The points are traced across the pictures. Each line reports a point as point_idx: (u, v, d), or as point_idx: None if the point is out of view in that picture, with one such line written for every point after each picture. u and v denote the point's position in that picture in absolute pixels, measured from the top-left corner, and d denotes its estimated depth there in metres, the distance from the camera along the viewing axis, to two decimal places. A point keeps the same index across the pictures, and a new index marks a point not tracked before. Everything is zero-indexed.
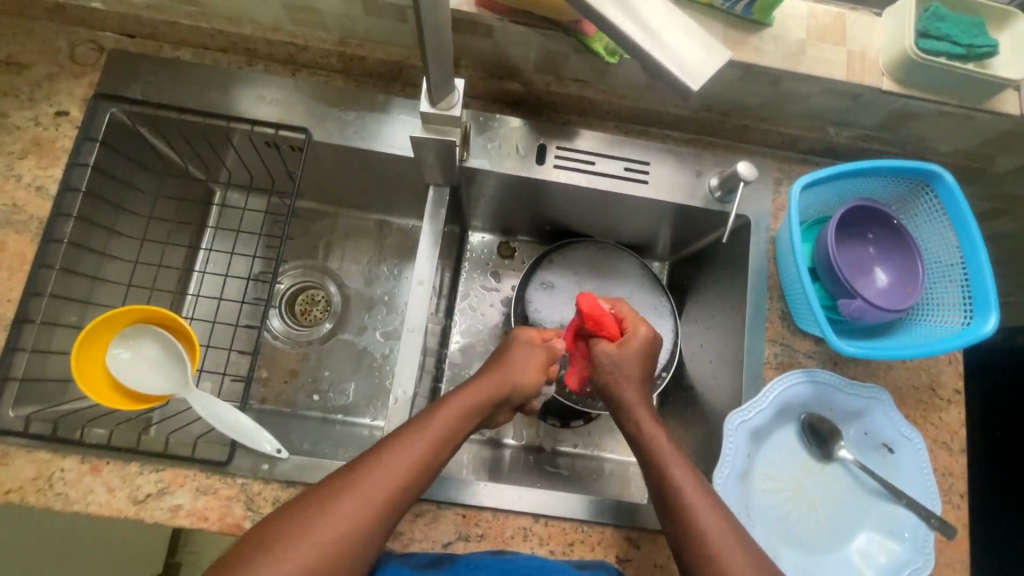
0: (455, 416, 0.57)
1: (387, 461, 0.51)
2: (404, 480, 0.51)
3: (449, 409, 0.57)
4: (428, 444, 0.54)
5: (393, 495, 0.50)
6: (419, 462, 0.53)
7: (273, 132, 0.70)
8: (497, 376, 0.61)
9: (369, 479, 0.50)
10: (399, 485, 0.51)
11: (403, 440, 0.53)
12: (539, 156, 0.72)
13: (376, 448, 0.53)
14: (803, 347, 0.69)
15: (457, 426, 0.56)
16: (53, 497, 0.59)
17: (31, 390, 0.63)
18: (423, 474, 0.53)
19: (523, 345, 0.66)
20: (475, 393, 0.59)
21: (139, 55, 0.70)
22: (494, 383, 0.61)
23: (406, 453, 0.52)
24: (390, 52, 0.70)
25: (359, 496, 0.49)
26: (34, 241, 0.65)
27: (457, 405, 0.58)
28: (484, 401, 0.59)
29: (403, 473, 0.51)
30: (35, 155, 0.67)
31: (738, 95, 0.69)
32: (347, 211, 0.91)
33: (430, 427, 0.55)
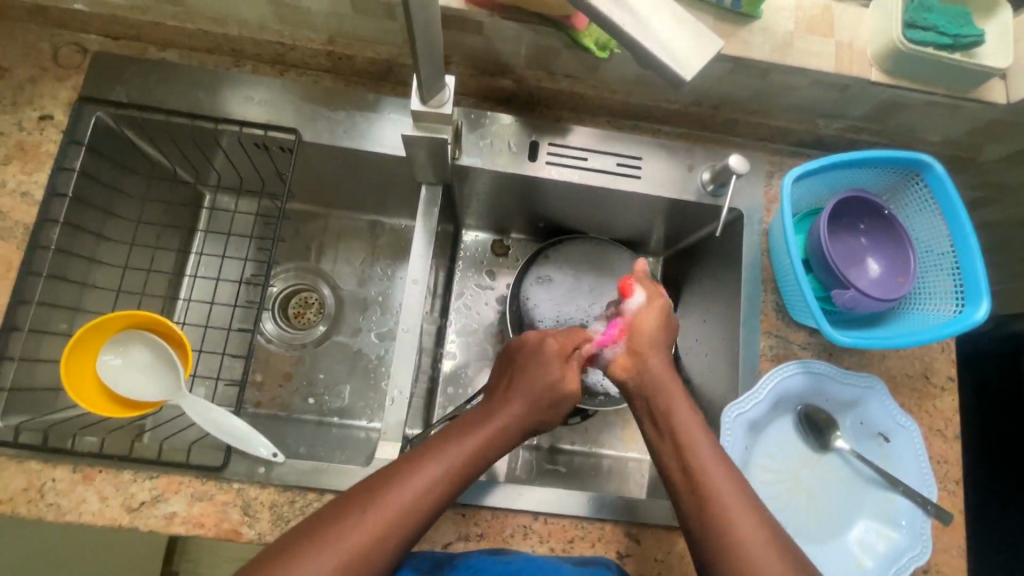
0: (481, 444, 0.55)
1: (401, 490, 0.50)
2: (419, 509, 0.50)
3: (474, 438, 0.55)
4: (446, 474, 0.52)
5: (414, 516, 0.50)
6: (435, 492, 0.51)
7: (262, 133, 0.69)
8: (527, 396, 0.59)
9: (382, 507, 0.49)
10: (414, 515, 0.50)
11: (421, 466, 0.52)
12: (531, 153, 0.72)
13: (391, 473, 0.51)
14: (798, 339, 0.70)
15: (480, 455, 0.55)
16: (45, 508, 0.58)
17: (20, 400, 0.62)
18: (440, 503, 0.51)
19: (542, 352, 0.61)
20: (506, 419, 0.57)
21: (123, 57, 0.69)
22: (522, 408, 0.58)
23: (422, 482, 0.51)
24: (379, 50, 0.69)
25: (373, 524, 0.48)
26: (19, 248, 0.64)
27: (484, 432, 0.56)
28: (513, 426, 0.57)
29: (418, 503, 0.50)
30: (19, 160, 0.66)
31: (729, 89, 0.69)
32: (339, 212, 0.91)
33: (451, 457, 0.53)
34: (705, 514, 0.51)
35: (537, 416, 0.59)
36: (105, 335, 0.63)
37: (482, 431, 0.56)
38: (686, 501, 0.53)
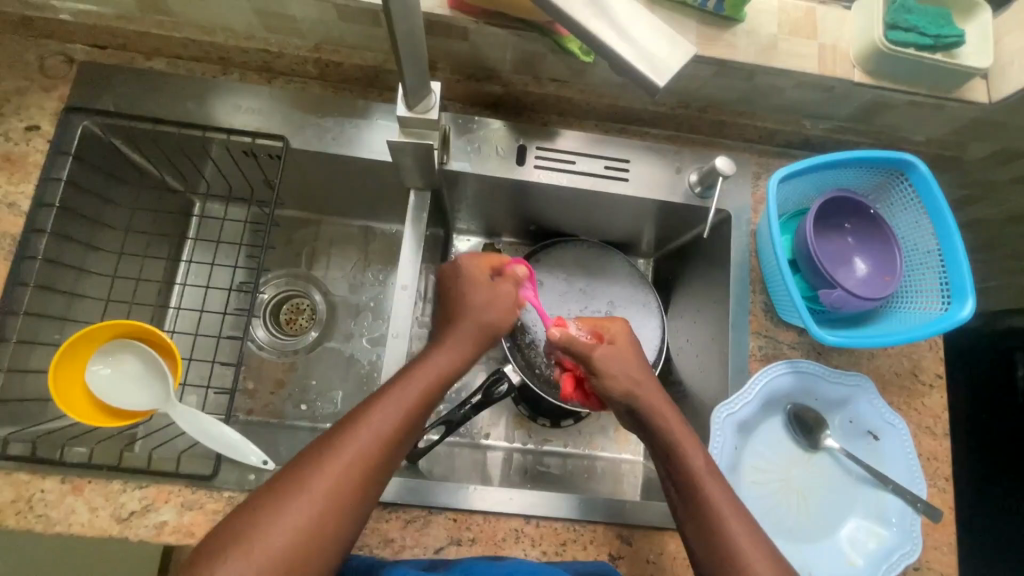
0: (435, 371, 0.55)
1: (363, 431, 0.50)
2: (384, 446, 0.50)
3: (424, 367, 0.55)
4: (404, 408, 0.52)
5: (382, 444, 0.50)
6: (397, 427, 0.51)
7: (250, 140, 0.69)
8: (467, 324, 0.59)
9: (347, 450, 0.48)
10: (387, 439, 0.50)
11: (379, 399, 0.52)
12: (520, 157, 0.73)
13: (351, 414, 0.51)
14: (787, 338, 0.70)
15: (438, 380, 0.55)
16: (34, 519, 0.58)
17: (8, 411, 0.62)
18: (406, 430, 0.52)
19: (474, 280, 0.62)
20: (457, 348, 0.58)
21: (110, 66, 0.69)
22: (464, 339, 0.58)
23: (381, 419, 0.51)
24: (365, 57, 0.70)
25: (342, 461, 0.48)
26: (7, 258, 0.63)
27: (436, 362, 0.56)
28: (463, 351, 0.58)
29: (381, 441, 0.50)
30: (6, 171, 0.66)
31: (714, 91, 0.69)
32: (329, 218, 0.91)
33: (404, 391, 0.53)
34: (708, 534, 0.52)
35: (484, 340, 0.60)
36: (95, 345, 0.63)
37: (431, 361, 0.56)
38: (688, 521, 0.54)
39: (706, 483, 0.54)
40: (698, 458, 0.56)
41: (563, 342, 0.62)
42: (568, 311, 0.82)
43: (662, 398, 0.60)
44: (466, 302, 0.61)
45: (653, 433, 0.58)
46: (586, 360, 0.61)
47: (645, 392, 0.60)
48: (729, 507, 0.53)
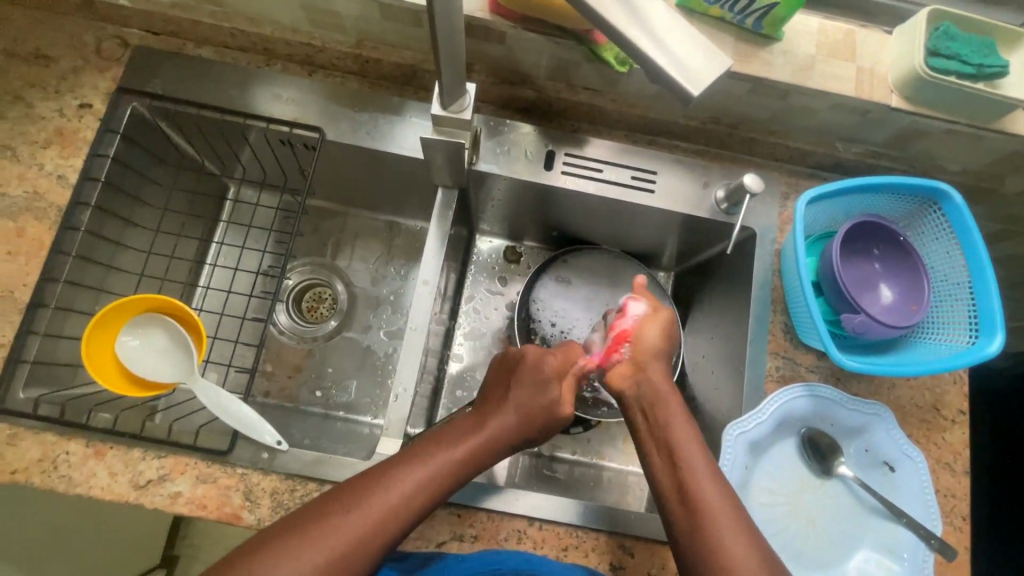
0: (469, 448, 0.57)
1: (412, 476, 0.53)
2: (395, 518, 0.51)
3: (460, 441, 0.57)
4: (429, 480, 0.53)
5: (402, 510, 0.51)
6: (420, 497, 0.53)
7: (287, 130, 0.71)
8: (513, 408, 0.61)
9: (397, 487, 0.52)
10: (408, 508, 0.52)
11: (410, 467, 0.54)
12: (547, 162, 0.73)
13: (383, 470, 0.53)
14: (806, 361, 0.69)
15: (469, 458, 0.57)
16: (57, 479, 0.60)
17: (41, 373, 0.64)
18: (428, 504, 0.53)
19: (539, 370, 0.64)
20: (494, 428, 0.60)
21: (161, 51, 0.72)
22: (514, 417, 0.61)
23: (424, 473, 0.54)
24: (404, 55, 0.71)
25: (363, 520, 0.49)
26: (52, 228, 0.66)
27: (472, 438, 0.58)
28: (500, 432, 0.60)
29: (427, 486, 0.53)
30: (58, 145, 0.69)
31: (749, 109, 0.69)
32: (357, 211, 0.93)
33: (435, 462, 0.55)
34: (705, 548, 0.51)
35: (525, 428, 0.61)
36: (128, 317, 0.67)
37: (470, 438, 0.58)
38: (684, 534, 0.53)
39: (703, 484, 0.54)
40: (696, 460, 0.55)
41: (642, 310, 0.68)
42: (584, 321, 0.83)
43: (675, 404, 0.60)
44: (524, 384, 0.63)
45: (656, 435, 0.59)
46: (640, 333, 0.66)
47: (656, 368, 0.64)
48: (729, 518, 0.52)
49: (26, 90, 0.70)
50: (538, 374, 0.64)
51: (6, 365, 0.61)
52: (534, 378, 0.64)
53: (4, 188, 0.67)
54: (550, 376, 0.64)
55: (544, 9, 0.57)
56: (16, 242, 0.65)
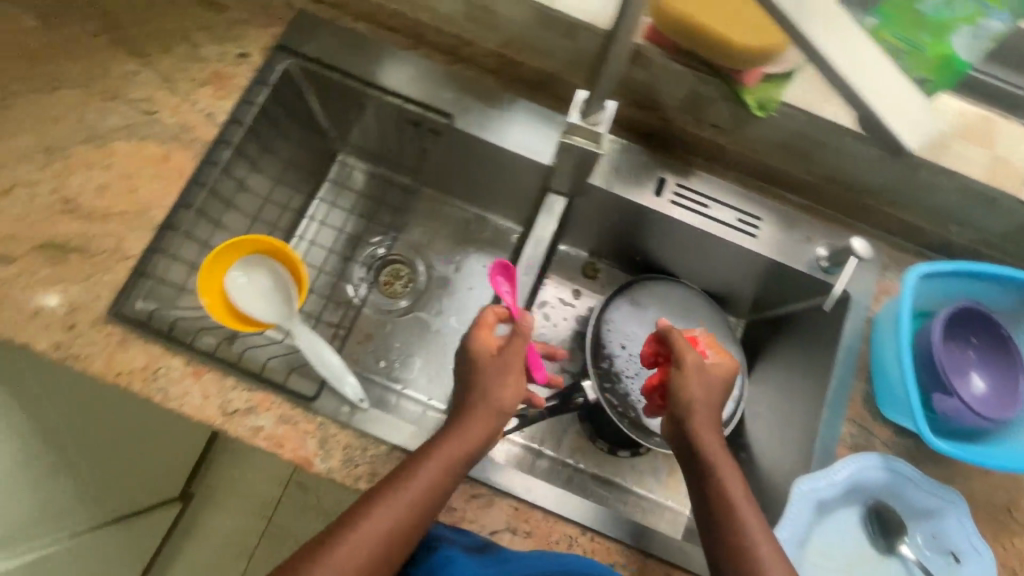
0: (450, 454, 0.58)
1: (401, 492, 0.55)
2: (394, 533, 0.54)
3: (442, 449, 0.58)
4: (417, 493, 0.56)
5: (398, 525, 0.54)
6: (413, 510, 0.55)
7: (419, 112, 0.76)
8: (482, 411, 0.61)
9: (389, 506, 0.55)
10: (404, 522, 0.55)
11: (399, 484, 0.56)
12: (658, 188, 0.75)
13: (375, 490, 0.56)
14: (881, 434, 0.68)
15: (453, 465, 0.58)
16: (155, 389, 0.64)
17: (156, 289, 0.68)
18: (424, 515, 0.56)
19: (502, 373, 0.63)
20: (470, 432, 0.60)
21: (322, 19, 0.77)
22: (485, 419, 0.61)
23: (412, 487, 0.56)
24: (545, 63, 0.74)
25: (363, 540, 0.53)
26: (193, 159, 0.71)
27: (452, 444, 0.59)
28: (476, 433, 0.60)
29: (418, 500, 0.56)
30: (213, 86, 0.74)
31: (871, 176, 0.70)
32: (450, 200, 0.95)
33: (420, 476, 0.56)
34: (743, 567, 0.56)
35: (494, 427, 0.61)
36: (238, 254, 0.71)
37: (450, 443, 0.59)
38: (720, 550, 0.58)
39: (763, 550, 0.56)
40: (756, 525, 0.57)
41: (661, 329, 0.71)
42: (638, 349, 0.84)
43: (728, 462, 0.62)
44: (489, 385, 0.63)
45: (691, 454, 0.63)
46: (678, 358, 0.67)
47: (705, 415, 0.64)
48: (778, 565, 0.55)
49: (196, 32, 0.75)
50: (502, 375, 0.63)
51: (131, 275, 0.66)
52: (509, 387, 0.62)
53: (160, 116, 0.72)
54: (511, 369, 0.63)
55: (711, 44, 0.59)
56: (160, 165, 0.70)
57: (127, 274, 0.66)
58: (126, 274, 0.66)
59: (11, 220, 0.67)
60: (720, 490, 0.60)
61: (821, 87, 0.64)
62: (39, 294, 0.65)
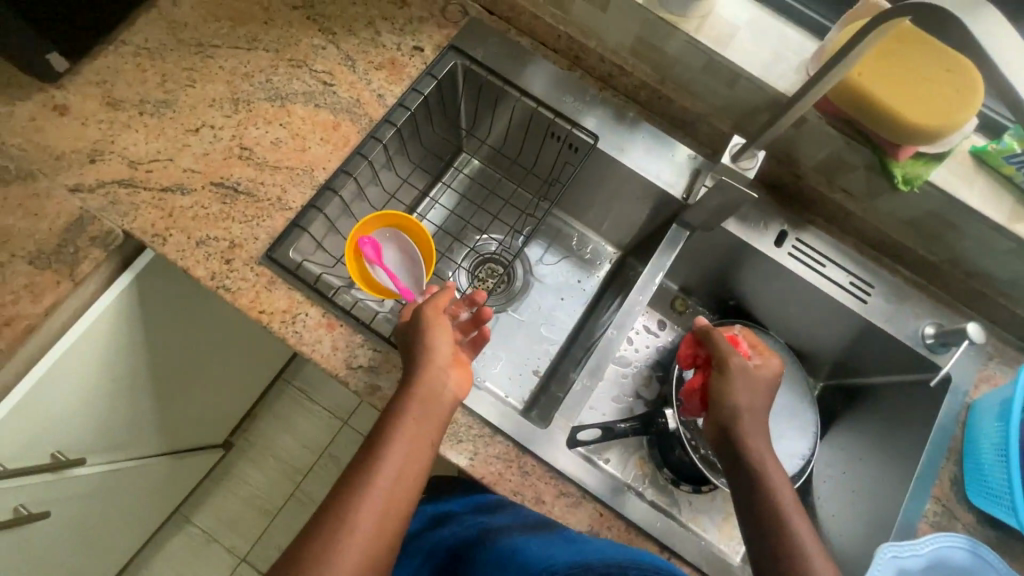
0: (418, 406, 0.60)
1: (388, 453, 0.57)
2: (394, 491, 0.56)
3: (410, 406, 0.60)
4: (403, 449, 0.58)
5: (398, 482, 0.56)
6: (403, 466, 0.57)
7: (566, 128, 0.82)
8: (432, 366, 0.62)
9: (383, 468, 0.56)
10: (399, 481, 0.56)
11: (386, 446, 0.57)
12: (777, 239, 0.79)
13: (362, 460, 0.57)
14: (965, 518, 0.69)
15: (421, 416, 0.60)
16: (291, 332, 0.69)
17: (304, 242, 0.74)
18: (417, 468, 0.58)
19: (422, 325, 0.65)
20: (428, 382, 0.62)
21: (493, 29, 0.84)
22: (438, 373, 0.62)
23: (395, 445, 0.58)
24: (693, 105, 0.80)
25: (369, 509, 0.54)
26: (359, 133, 0.77)
27: (417, 397, 0.60)
28: (434, 383, 0.62)
29: (405, 455, 0.57)
30: (387, 71, 0.81)
31: (992, 265, 0.72)
32: (558, 214, 0.98)
33: (399, 434, 0.58)
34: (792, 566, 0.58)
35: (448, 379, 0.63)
36: (371, 224, 0.76)
37: (415, 398, 0.60)
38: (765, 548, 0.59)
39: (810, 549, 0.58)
40: (806, 533, 0.59)
41: (698, 330, 0.74)
42: None
43: (773, 464, 0.64)
44: (433, 344, 0.64)
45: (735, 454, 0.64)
46: (721, 361, 0.70)
47: (750, 421, 0.65)
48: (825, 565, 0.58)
49: (380, 20, 0.83)
50: (421, 328, 0.65)
51: (289, 225, 0.72)
52: (417, 334, 0.65)
53: (337, 89, 0.79)
54: (432, 323, 0.65)
55: (877, 116, 0.64)
56: (330, 132, 0.77)
57: (284, 223, 0.72)
58: (284, 224, 0.72)
59: (194, 156, 0.74)
60: (769, 496, 0.61)
61: (963, 173, 0.68)
62: (207, 226, 0.71)
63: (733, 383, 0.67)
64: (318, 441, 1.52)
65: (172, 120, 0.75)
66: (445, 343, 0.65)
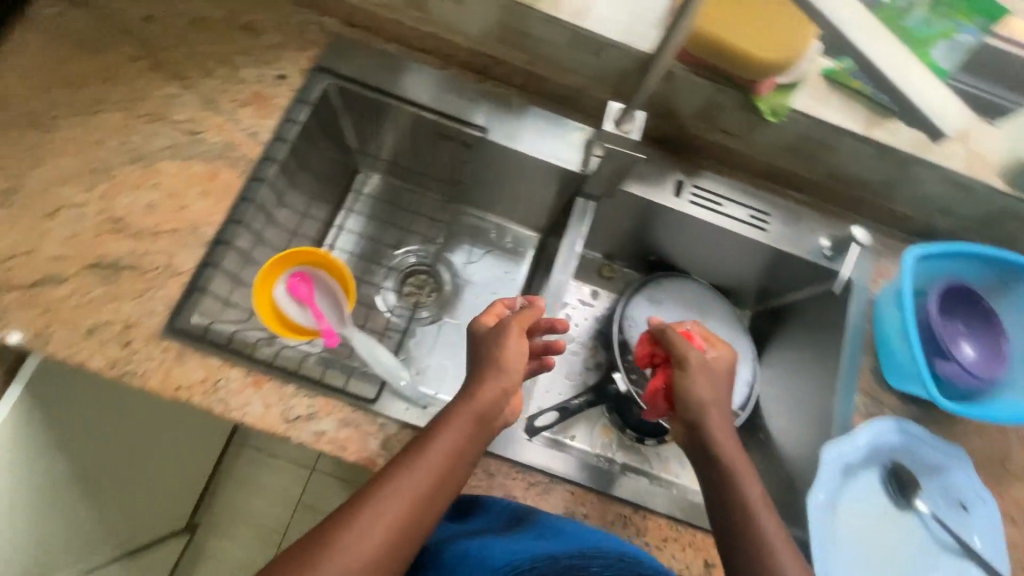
0: (470, 416, 0.60)
1: (429, 455, 0.56)
2: (425, 495, 0.55)
3: (461, 413, 0.60)
4: (443, 455, 0.57)
5: (430, 488, 0.55)
6: (440, 473, 0.56)
7: (453, 127, 0.82)
8: (495, 377, 0.62)
9: (421, 470, 0.55)
10: (432, 487, 0.55)
11: (426, 449, 0.57)
12: (676, 190, 0.82)
13: (403, 457, 0.57)
14: (890, 402, 0.76)
15: (470, 427, 0.59)
16: (216, 402, 0.64)
17: (208, 304, 0.69)
18: (453, 476, 0.57)
19: (489, 336, 0.65)
20: (485, 395, 0.61)
21: (357, 41, 0.82)
22: (497, 383, 0.62)
23: (437, 449, 0.57)
24: (571, 79, 0.81)
25: (396, 509, 0.53)
26: (240, 177, 0.73)
27: (470, 408, 0.60)
28: (492, 398, 0.61)
29: (444, 461, 0.57)
30: (255, 106, 0.76)
31: (863, 172, 0.79)
32: (470, 211, 0.97)
33: (444, 439, 0.58)
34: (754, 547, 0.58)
35: (508, 394, 0.63)
36: (278, 266, 0.72)
37: (467, 407, 0.60)
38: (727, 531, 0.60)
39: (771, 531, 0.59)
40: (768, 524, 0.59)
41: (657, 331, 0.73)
42: None
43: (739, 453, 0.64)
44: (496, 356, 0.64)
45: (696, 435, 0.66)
46: (681, 359, 0.70)
47: (717, 416, 0.66)
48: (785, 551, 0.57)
49: (233, 54, 0.78)
50: (491, 338, 0.65)
51: (187, 290, 0.67)
52: (488, 343, 0.65)
53: (204, 135, 0.74)
54: (511, 334, 0.65)
55: (731, 59, 0.67)
56: (208, 183, 0.72)
57: (181, 290, 0.68)
58: (181, 290, 0.67)
59: (59, 240, 0.67)
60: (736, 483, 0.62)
61: (820, 94, 0.73)
62: (93, 313, 0.65)
63: (693, 379, 0.68)
64: (290, 494, 1.45)
65: (23, 207, 0.67)
66: (519, 358, 0.64)
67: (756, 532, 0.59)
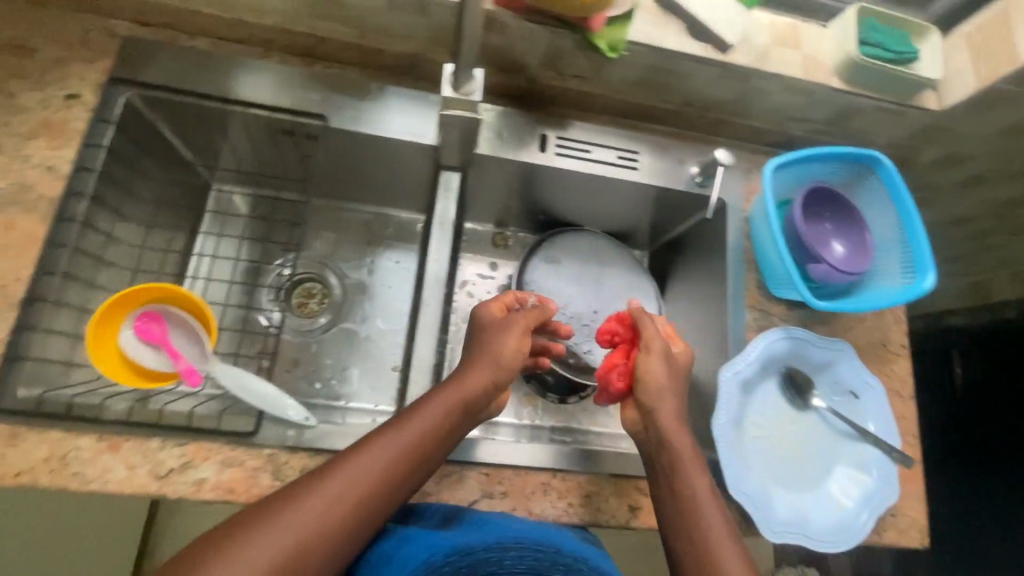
0: (451, 402, 0.56)
1: (399, 436, 0.52)
2: (386, 480, 0.50)
3: (442, 398, 0.56)
4: (414, 439, 0.53)
5: (394, 474, 0.50)
6: (407, 460, 0.52)
7: (291, 118, 0.74)
8: (490, 365, 0.60)
9: (388, 451, 0.51)
10: (396, 473, 0.50)
11: (395, 430, 0.53)
12: (541, 144, 0.79)
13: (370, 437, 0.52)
14: (777, 312, 0.78)
15: (450, 416, 0.56)
16: (67, 478, 0.57)
17: (37, 371, 0.61)
18: (420, 465, 0.52)
19: (494, 325, 0.63)
20: (474, 382, 0.58)
21: (156, 41, 0.72)
22: (487, 370, 0.59)
23: (411, 432, 0.53)
24: (405, 47, 0.75)
25: (353, 488, 0.48)
26: (43, 220, 0.63)
27: (451, 394, 0.57)
28: (478, 388, 0.58)
29: (415, 447, 0.52)
30: (46, 136, 0.66)
31: (715, 93, 0.79)
32: (343, 205, 0.91)
33: (418, 423, 0.54)
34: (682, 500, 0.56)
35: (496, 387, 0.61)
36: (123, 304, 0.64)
37: (449, 394, 0.57)
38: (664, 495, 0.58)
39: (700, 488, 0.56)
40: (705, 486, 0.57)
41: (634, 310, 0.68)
42: (558, 290, 0.86)
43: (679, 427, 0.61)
44: (492, 344, 0.62)
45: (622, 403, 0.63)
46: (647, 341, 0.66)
47: (667, 400, 0.62)
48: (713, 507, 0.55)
49: (6, 81, 0.67)
50: (491, 325, 0.63)
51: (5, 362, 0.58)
52: (496, 330, 0.63)
53: None
54: (514, 325, 0.64)
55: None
56: (4, 235, 0.62)
57: None
58: None
59: None
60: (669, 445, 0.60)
61: (655, 21, 0.72)
62: None
63: (651, 366, 0.63)
64: None
65: None
66: (519, 356, 0.62)
67: (676, 482, 0.57)
